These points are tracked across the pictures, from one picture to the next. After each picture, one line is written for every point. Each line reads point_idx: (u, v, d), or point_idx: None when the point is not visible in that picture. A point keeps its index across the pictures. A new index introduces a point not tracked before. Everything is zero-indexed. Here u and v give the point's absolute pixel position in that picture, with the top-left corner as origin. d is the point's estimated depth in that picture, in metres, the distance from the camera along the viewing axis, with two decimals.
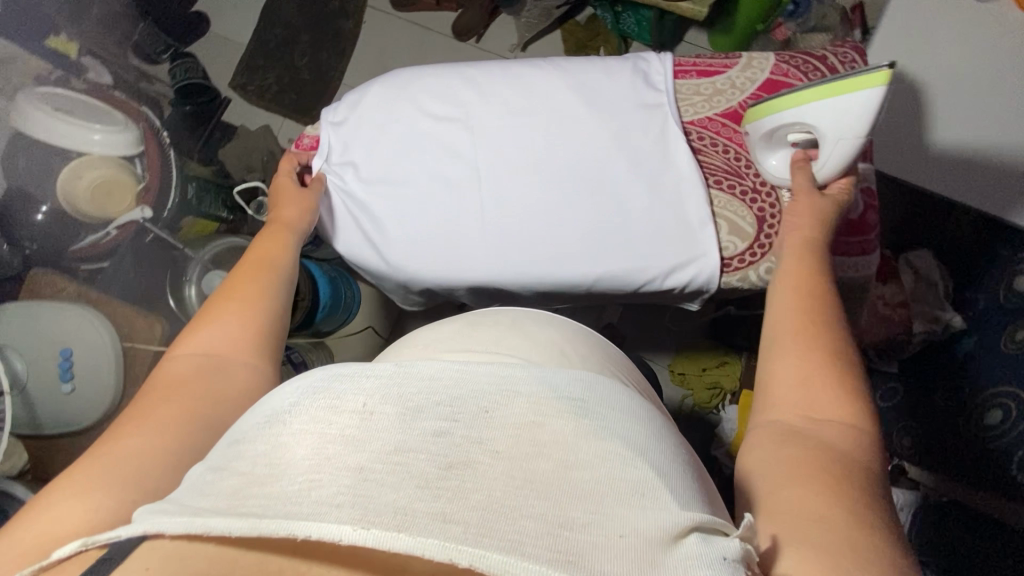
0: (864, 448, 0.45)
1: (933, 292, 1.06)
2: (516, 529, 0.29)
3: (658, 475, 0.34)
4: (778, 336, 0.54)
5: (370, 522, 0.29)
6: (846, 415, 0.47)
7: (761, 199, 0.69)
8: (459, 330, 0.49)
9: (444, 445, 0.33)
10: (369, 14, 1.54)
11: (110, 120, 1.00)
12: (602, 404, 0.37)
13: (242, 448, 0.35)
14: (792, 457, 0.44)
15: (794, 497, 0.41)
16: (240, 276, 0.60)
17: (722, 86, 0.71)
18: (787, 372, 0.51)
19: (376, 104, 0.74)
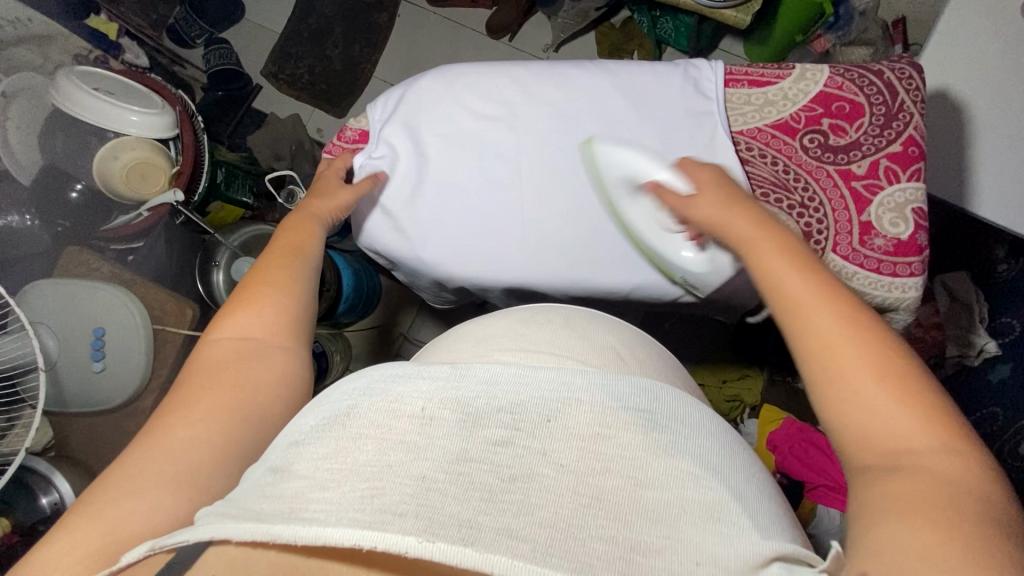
0: (964, 466, 0.37)
1: (968, 314, 1.01)
2: (586, 552, 0.28)
3: (735, 498, 0.33)
4: (809, 333, 0.44)
5: (435, 535, 0.28)
6: (923, 421, 0.39)
7: (809, 214, 0.67)
8: (510, 328, 0.48)
9: (507, 456, 0.32)
10: (404, 7, 1.54)
11: (148, 102, 1.00)
12: (669, 416, 0.36)
13: (300, 450, 0.35)
14: (894, 499, 0.35)
15: (899, 546, 0.33)
16: (269, 264, 0.58)
17: (774, 97, 0.69)
18: (849, 380, 0.41)
19: (421, 101, 0.74)
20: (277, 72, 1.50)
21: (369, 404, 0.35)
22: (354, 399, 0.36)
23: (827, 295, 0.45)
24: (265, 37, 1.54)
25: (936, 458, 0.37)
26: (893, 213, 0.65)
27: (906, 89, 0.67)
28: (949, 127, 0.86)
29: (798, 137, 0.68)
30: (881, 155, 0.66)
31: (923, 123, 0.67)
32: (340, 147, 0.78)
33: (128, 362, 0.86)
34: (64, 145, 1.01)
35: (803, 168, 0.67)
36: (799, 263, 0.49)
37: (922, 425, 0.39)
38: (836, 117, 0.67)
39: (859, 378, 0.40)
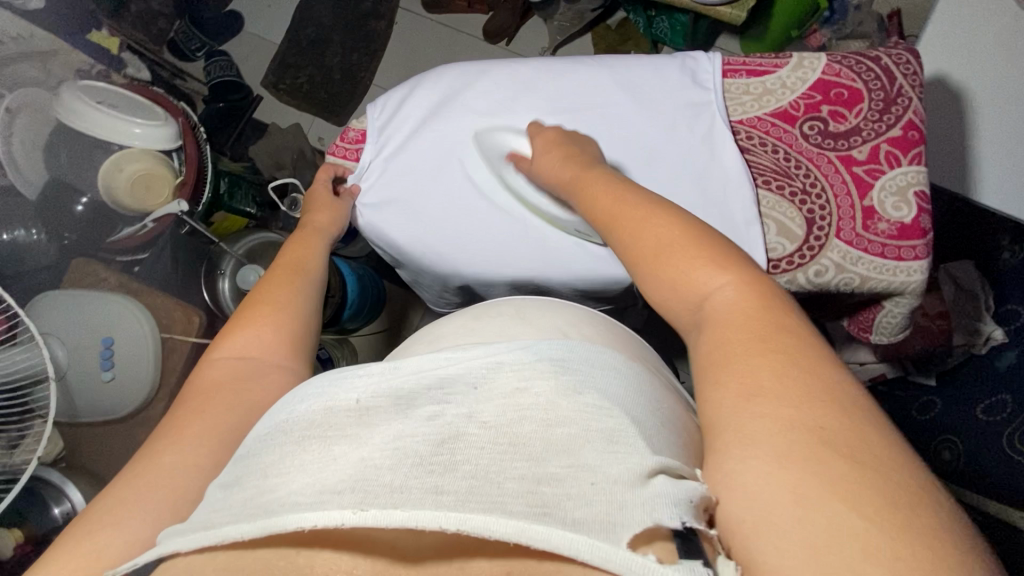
0: (756, 294, 0.41)
1: (973, 302, 1.00)
2: (498, 491, 0.30)
3: (631, 423, 0.35)
4: (626, 227, 0.49)
5: (368, 504, 0.30)
6: (719, 272, 0.43)
7: (812, 200, 0.67)
8: (463, 323, 0.50)
9: (436, 425, 0.34)
10: (401, 15, 1.55)
11: (151, 114, 1.01)
12: (585, 365, 0.39)
13: (246, 460, 0.37)
14: (720, 352, 0.39)
15: (731, 403, 0.36)
16: (273, 283, 0.58)
17: (772, 86, 0.69)
18: (653, 255, 0.46)
19: (421, 101, 0.74)
20: (277, 83, 1.51)
21: (305, 406, 0.38)
22: (299, 402, 0.39)
23: (626, 203, 0.51)
24: (265, 48, 1.55)
25: (731, 304, 0.41)
26: (895, 197, 0.65)
27: (904, 74, 0.67)
28: (946, 115, 0.86)
29: (798, 125, 0.68)
30: (880, 140, 0.66)
31: (921, 107, 0.67)
32: (343, 149, 0.78)
33: (140, 369, 0.87)
34: (70, 158, 1.02)
35: (805, 155, 0.67)
36: (612, 184, 0.55)
37: (721, 273, 0.43)
38: (835, 103, 0.68)
39: (657, 250, 0.46)
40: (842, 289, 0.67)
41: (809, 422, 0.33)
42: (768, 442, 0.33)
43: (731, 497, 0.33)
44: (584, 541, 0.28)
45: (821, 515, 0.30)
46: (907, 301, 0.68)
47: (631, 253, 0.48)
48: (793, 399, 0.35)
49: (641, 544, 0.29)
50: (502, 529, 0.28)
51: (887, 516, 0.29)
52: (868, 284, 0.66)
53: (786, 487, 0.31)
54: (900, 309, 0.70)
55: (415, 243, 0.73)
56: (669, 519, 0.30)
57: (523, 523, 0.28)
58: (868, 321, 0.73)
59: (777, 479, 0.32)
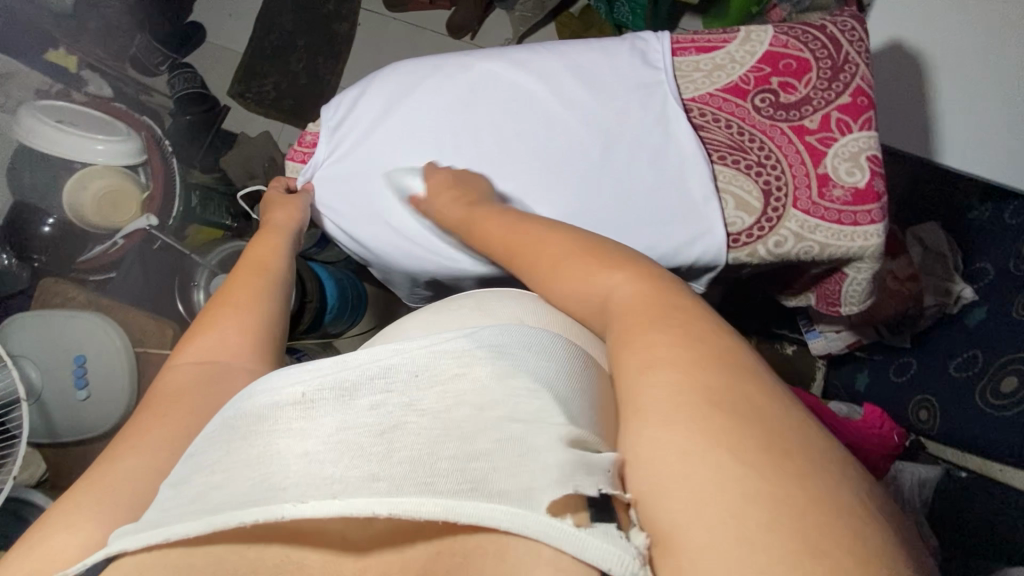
0: (643, 287, 0.45)
1: (943, 263, 1.02)
2: (431, 471, 0.32)
3: (556, 399, 0.36)
4: (529, 260, 0.54)
5: (308, 496, 0.31)
6: (614, 274, 0.47)
7: (768, 171, 0.67)
8: (423, 320, 0.51)
9: (379, 414, 0.35)
10: (364, 16, 1.54)
11: (112, 130, 1.00)
12: (519, 347, 0.39)
13: (193, 462, 0.38)
14: (623, 336, 0.42)
15: (635, 374, 0.39)
16: (238, 282, 0.59)
17: (722, 61, 0.70)
18: (556, 274, 0.51)
19: (373, 97, 0.74)
20: (244, 92, 1.50)
21: (251, 401, 0.38)
22: (248, 397, 0.38)
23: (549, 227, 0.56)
24: (230, 58, 1.54)
25: (625, 296, 0.45)
26: (848, 162, 0.66)
27: (850, 40, 0.68)
28: (900, 82, 0.87)
29: (749, 98, 0.68)
30: (831, 108, 0.67)
31: (869, 73, 0.68)
32: (301, 152, 0.78)
33: (115, 385, 0.86)
34: (33, 179, 1.01)
35: (758, 128, 0.68)
36: (508, 219, 0.60)
37: (618, 274, 0.47)
38: (784, 74, 0.68)
39: (560, 269, 0.51)
40: (802, 258, 0.68)
41: (702, 388, 0.36)
42: (665, 406, 0.36)
43: (634, 455, 0.35)
44: (501, 511, 0.30)
45: (708, 467, 0.33)
46: (868, 266, 0.69)
47: (540, 279, 0.53)
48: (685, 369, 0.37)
49: (562, 511, 0.31)
50: (427, 510, 0.30)
51: (770, 465, 0.32)
52: (829, 251, 0.67)
53: (680, 445, 0.34)
54: (863, 274, 0.70)
55: (381, 238, 0.73)
56: (588, 489, 0.31)
57: (446, 500, 0.30)
58: (835, 292, 0.75)
59: (676, 437, 0.34)
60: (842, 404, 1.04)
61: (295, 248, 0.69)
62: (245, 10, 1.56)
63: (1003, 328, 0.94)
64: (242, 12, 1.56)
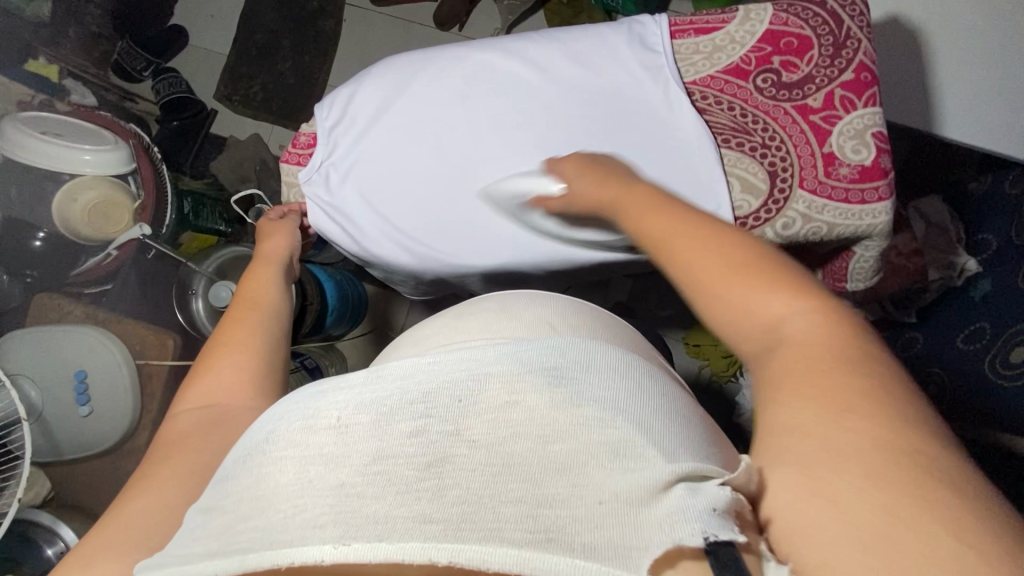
0: (831, 327, 0.37)
1: (945, 237, 1.01)
2: (494, 517, 0.30)
3: (639, 432, 0.34)
4: (677, 249, 0.44)
5: (350, 538, 0.30)
6: (794, 304, 0.39)
7: (772, 153, 0.66)
8: (446, 324, 0.49)
9: (421, 445, 0.33)
10: (348, 11, 1.52)
11: (99, 139, 0.97)
12: (577, 368, 0.37)
13: (227, 485, 0.37)
14: (800, 384, 0.35)
15: (808, 433, 0.33)
16: (228, 324, 0.57)
17: (722, 42, 0.68)
18: (708, 277, 0.41)
19: (371, 94, 0.72)
20: (231, 94, 1.48)
21: (284, 425, 0.37)
22: (283, 417, 0.37)
23: (687, 215, 0.46)
24: (215, 61, 1.51)
25: (808, 337, 0.37)
26: (854, 140, 0.65)
27: (851, 16, 0.67)
28: (898, 56, 0.86)
29: (751, 79, 0.67)
30: (834, 85, 0.65)
31: (872, 47, 0.66)
32: (295, 154, 0.75)
33: (118, 401, 0.84)
34: (21, 194, 0.97)
35: (760, 109, 0.67)
36: (660, 199, 0.50)
37: (797, 306, 0.38)
38: (786, 53, 0.67)
39: (721, 273, 0.41)
40: (811, 239, 0.67)
41: (871, 438, 0.32)
42: (831, 461, 0.32)
43: (800, 520, 0.31)
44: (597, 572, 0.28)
45: (891, 535, 0.28)
46: (876, 243, 0.68)
47: (692, 282, 0.42)
48: (856, 416, 0.33)
49: (663, 567, 0.29)
50: (500, 560, 0.28)
51: (969, 531, 0.28)
52: (837, 230, 0.66)
53: (851, 508, 0.30)
54: (871, 251, 0.70)
55: (386, 240, 0.72)
56: (691, 536, 0.29)
57: (522, 550, 0.28)
58: (843, 269, 0.74)
59: (845, 492, 0.30)
60: None
61: (290, 279, 0.67)
62: (226, 11, 1.53)
63: (1012, 300, 0.94)
64: (223, 13, 1.53)
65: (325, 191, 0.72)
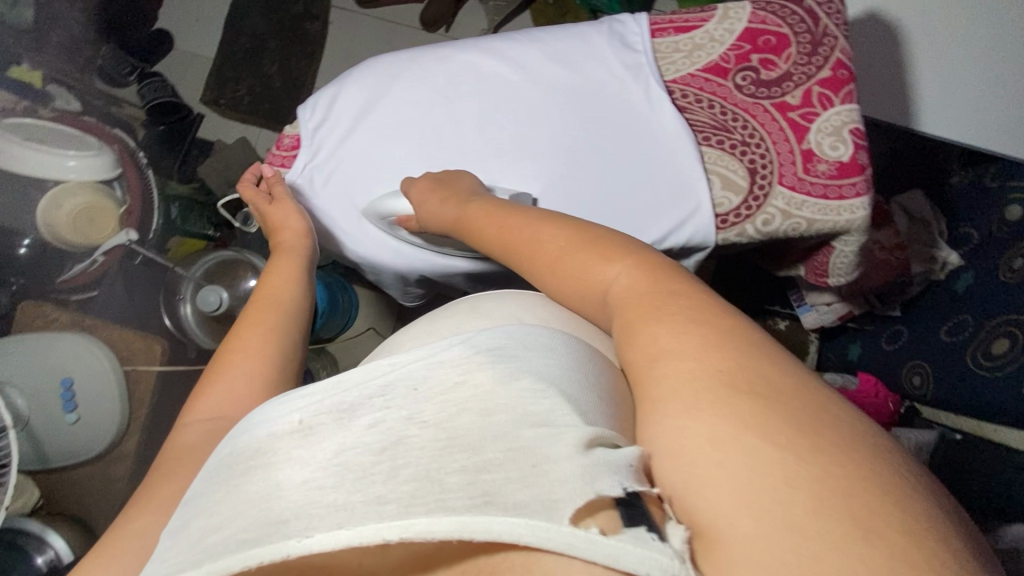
0: (639, 270, 0.44)
1: (927, 230, 1.02)
2: (439, 489, 0.31)
3: (564, 398, 0.35)
4: (522, 245, 0.53)
5: (312, 527, 0.31)
6: (613, 262, 0.46)
7: (752, 150, 0.67)
8: (420, 330, 0.50)
9: (377, 434, 0.34)
10: (335, 14, 1.52)
11: (84, 145, 0.96)
12: (520, 348, 0.38)
13: (197, 505, 0.36)
14: (633, 319, 0.41)
15: (645, 358, 0.38)
16: (244, 327, 0.57)
17: (701, 41, 0.69)
18: (546, 263, 0.49)
19: (354, 95, 0.72)
20: (218, 98, 1.47)
21: (252, 435, 0.38)
22: (251, 430, 0.38)
23: (540, 218, 0.54)
24: (201, 64, 1.51)
25: (628, 283, 0.44)
26: (832, 136, 0.66)
27: (827, 14, 0.68)
28: (878, 51, 0.87)
29: (730, 77, 0.68)
30: (812, 82, 0.66)
31: (848, 44, 0.67)
32: (279, 157, 0.75)
33: (104, 407, 0.84)
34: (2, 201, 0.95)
35: (740, 107, 0.67)
36: (498, 205, 0.59)
37: (612, 262, 0.46)
38: (764, 51, 0.67)
39: (553, 257, 0.49)
40: (791, 234, 0.68)
41: (711, 371, 0.36)
42: (686, 398, 0.35)
43: (651, 434, 0.35)
44: (524, 524, 0.29)
45: (742, 454, 0.32)
46: (855, 238, 0.69)
47: (536, 272, 0.50)
48: (697, 354, 0.37)
49: (584, 517, 0.31)
50: (441, 527, 0.30)
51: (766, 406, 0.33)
52: (816, 226, 0.67)
53: (709, 437, 0.33)
54: (850, 247, 0.71)
55: (372, 242, 0.72)
56: (611, 488, 0.31)
57: (465, 517, 0.30)
58: (824, 263, 0.75)
59: (679, 400, 0.35)
60: (837, 375, 1.06)
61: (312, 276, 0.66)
62: (211, 14, 1.53)
63: (990, 291, 0.94)
64: (209, 16, 1.52)
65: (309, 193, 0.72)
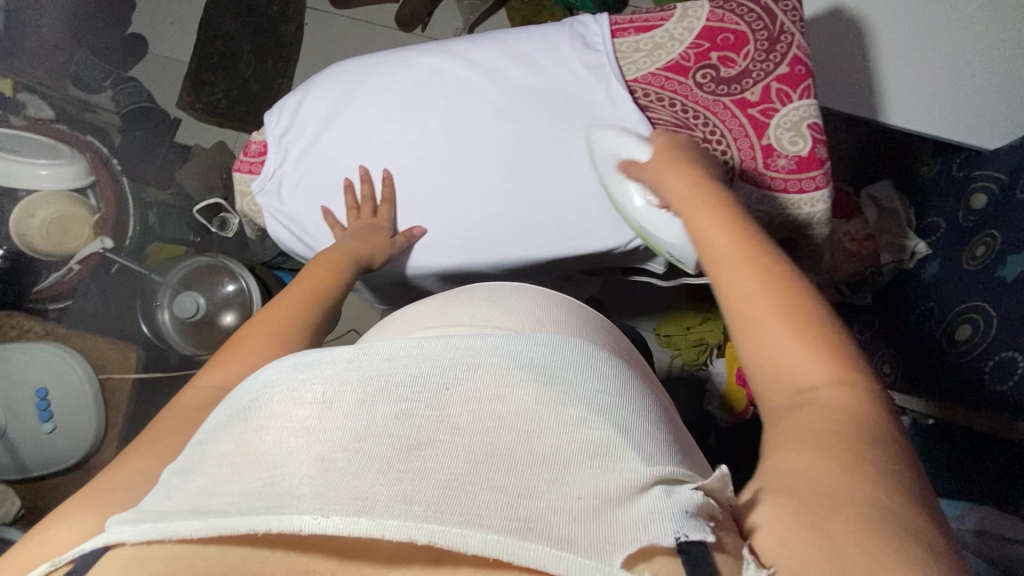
0: (860, 406, 0.39)
1: (897, 220, 1.05)
2: (474, 504, 0.30)
3: (618, 433, 0.35)
4: (729, 283, 0.48)
5: (331, 510, 0.30)
6: (828, 377, 0.41)
7: (712, 147, 0.69)
8: (435, 307, 0.50)
9: (405, 426, 0.34)
10: (309, 15, 1.52)
11: (55, 153, 0.95)
12: (564, 368, 0.38)
13: (205, 449, 0.37)
14: (810, 434, 0.37)
15: (801, 467, 0.36)
16: (287, 302, 0.56)
17: (661, 40, 0.70)
18: (761, 314, 0.45)
19: (317, 100, 0.73)
20: (194, 103, 1.46)
21: (270, 392, 0.37)
22: (275, 385, 0.38)
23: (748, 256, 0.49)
24: (176, 69, 1.50)
25: (836, 407, 0.39)
26: (790, 132, 0.67)
27: (784, 10, 0.68)
28: (844, 44, 0.88)
29: (690, 75, 0.69)
30: (771, 79, 0.67)
31: (806, 41, 0.68)
32: (247, 163, 0.75)
33: (79, 416, 0.84)
34: None
35: (700, 104, 0.68)
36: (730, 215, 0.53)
37: (829, 377, 0.41)
38: (723, 48, 0.68)
39: (775, 319, 0.44)
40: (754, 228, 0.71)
41: (871, 500, 0.33)
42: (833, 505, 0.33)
43: (782, 530, 0.33)
44: (574, 560, 0.28)
45: None
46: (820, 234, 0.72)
47: (742, 322, 0.46)
48: (864, 479, 0.34)
49: (637, 561, 0.29)
50: (479, 544, 0.28)
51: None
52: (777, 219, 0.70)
53: (843, 548, 0.31)
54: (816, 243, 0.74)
55: None
56: (665, 536, 0.30)
57: (505, 537, 0.28)
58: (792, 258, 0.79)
59: (840, 527, 0.31)
60: None
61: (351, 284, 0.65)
62: (185, 18, 1.52)
63: (956, 280, 0.95)
64: (183, 20, 1.51)
65: (279, 200, 0.73)
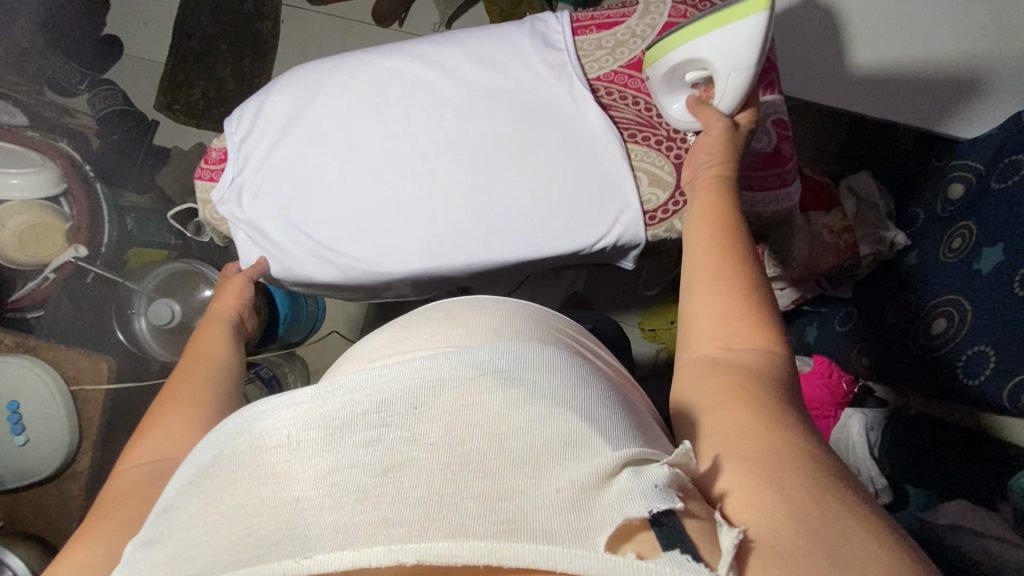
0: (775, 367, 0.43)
1: (875, 211, 1.04)
2: (459, 515, 0.30)
3: (585, 423, 0.34)
4: (689, 246, 0.52)
5: (310, 552, 0.29)
6: (756, 340, 0.44)
7: (677, 145, 0.68)
8: (390, 336, 0.46)
9: (375, 453, 0.32)
10: (286, 12, 1.50)
11: (25, 161, 0.93)
12: (524, 368, 0.36)
13: (167, 522, 0.34)
14: (733, 395, 0.40)
15: (742, 431, 0.37)
16: (175, 382, 0.54)
17: (623, 36, 0.70)
18: (704, 274, 0.49)
19: (280, 106, 0.72)
20: (171, 104, 1.45)
21: (233, 447, 0.35)
22: (235, 435, 0.36)
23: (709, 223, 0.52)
24: (152, 70, 1.48)
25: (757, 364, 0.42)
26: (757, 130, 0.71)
27: None
28: (816, 29, 0.86)
29: None
30: None
31: None
32: (208, 170, 0.75)
33: (53, 429, 0.85)
34: None
35: None
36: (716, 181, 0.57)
37: (753, 337, 0.44)
38: None
39: (715, 278, 0.48)
40: None
41: (807, 455, 0.35)
42: (797, 471, 0.34)
43: (747, 490, 0.34)
44: (555, 548, 0.28)
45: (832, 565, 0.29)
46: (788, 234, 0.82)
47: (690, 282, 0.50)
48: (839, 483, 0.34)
49: (620, 542, 0.29)
50: (467, 553, 0.28)
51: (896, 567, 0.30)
52: None
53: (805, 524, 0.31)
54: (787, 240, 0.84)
55: (305, 253, 0.72)
56: (638, 511, 0.29)
57: (490, 543, 0.28)
58: None
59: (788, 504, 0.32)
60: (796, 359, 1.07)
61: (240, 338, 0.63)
62: (160, 18, 1.50)
63: (935, 271, 0.93)
64: (158, 20, 1.49)
65: (239, 208, 0.73)
